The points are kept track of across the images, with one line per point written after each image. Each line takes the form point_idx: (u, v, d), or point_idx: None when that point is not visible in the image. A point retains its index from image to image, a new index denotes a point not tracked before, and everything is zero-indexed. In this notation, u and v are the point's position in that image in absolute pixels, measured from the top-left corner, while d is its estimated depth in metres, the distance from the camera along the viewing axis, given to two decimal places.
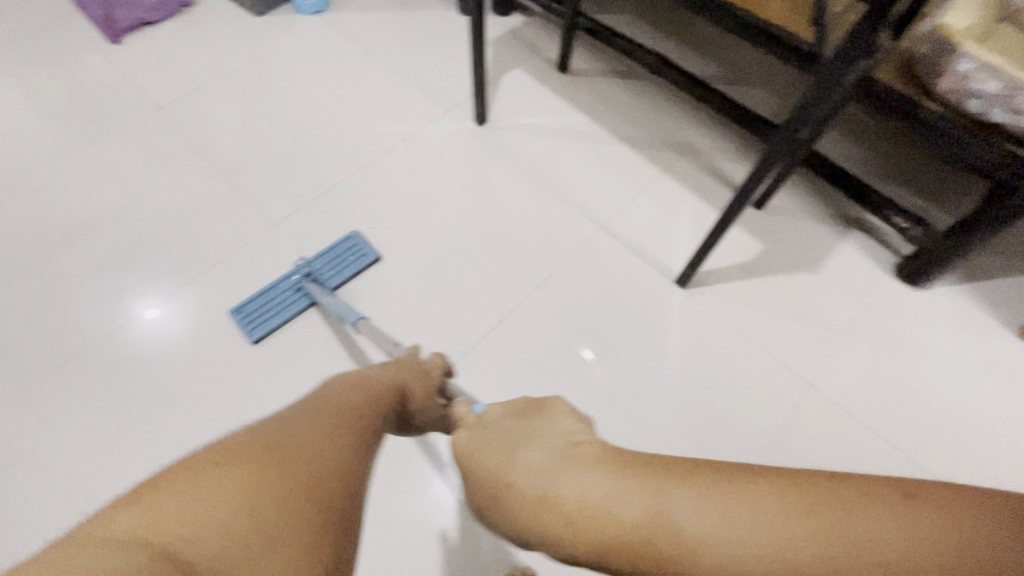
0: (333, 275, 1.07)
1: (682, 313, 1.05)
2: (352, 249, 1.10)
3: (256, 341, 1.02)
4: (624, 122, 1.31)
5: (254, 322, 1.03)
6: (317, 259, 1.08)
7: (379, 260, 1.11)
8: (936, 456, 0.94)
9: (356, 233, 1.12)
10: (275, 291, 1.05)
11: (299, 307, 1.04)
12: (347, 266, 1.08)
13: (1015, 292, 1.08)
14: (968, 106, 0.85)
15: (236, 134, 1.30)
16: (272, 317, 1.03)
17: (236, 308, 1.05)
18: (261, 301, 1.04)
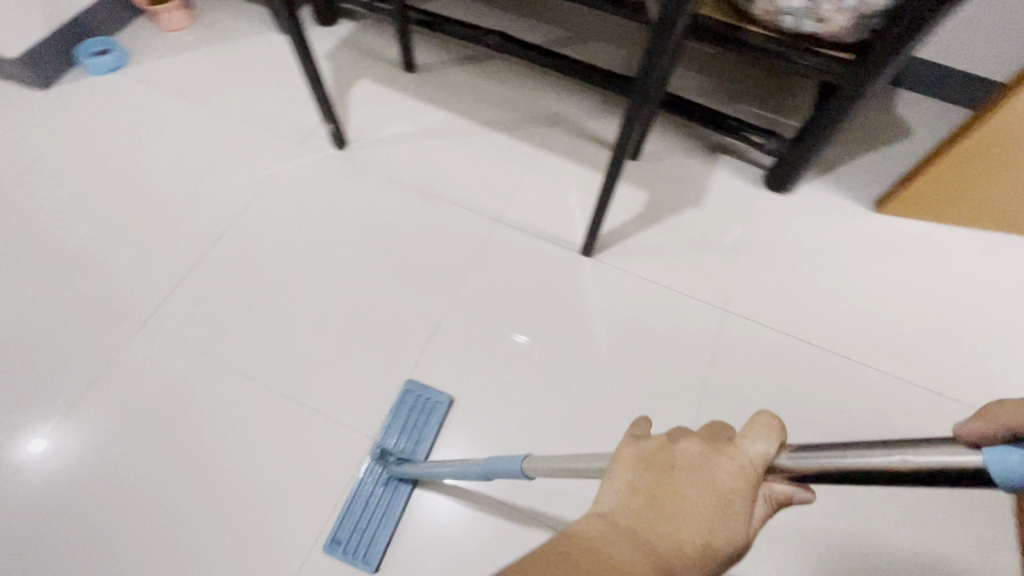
0: (414, 444, 0.91)
1: (596, 280, 1.06)
2: (421, 405, 0.94)
3: (377, 567, 0.83)
4: (486, 106, 1.28)
5: (360, 549, 0.84)
6: (387, 434, 0.92)
7: (453, 401, 0.95)
8: (845, 336, 1.03)
9: (409, 381, 0.96)
10: (362, 502, 0.87)
11: (400, 506, 0.86)
12: (429, 424, 0.92)
13: (860, 172, 1.21)
14: (783, 23, 0.92)
15: (62, 231, 1.11)
16: (383, 523, 0.85)
17: (330, 542, 0.84)
18: (357, 517, 0.86)
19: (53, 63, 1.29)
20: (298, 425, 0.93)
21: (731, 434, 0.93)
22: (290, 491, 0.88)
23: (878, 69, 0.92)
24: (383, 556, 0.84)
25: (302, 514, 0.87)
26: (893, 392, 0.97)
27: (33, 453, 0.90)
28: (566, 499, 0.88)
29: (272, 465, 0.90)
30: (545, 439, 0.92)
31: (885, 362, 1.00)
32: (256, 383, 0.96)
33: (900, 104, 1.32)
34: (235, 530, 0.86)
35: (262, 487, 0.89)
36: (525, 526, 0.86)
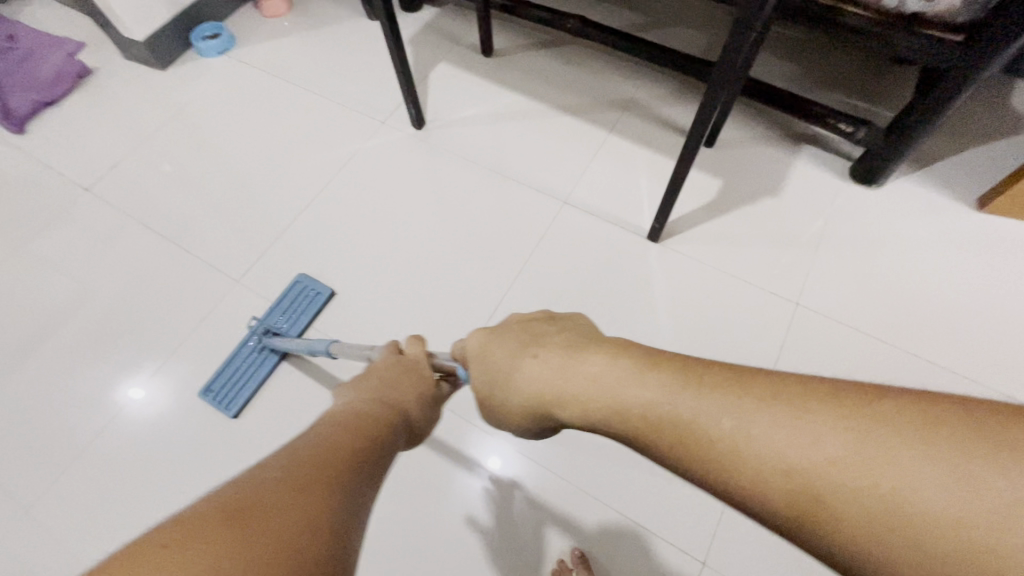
0: (293, 323, 1.04)
1: (662, 266, 1.06)
2: (304, 292, 1.07)
3: (236, 414, 0.99)
4: (560, 91, 1.30)
5: (224, 399, 0.99)
6: (271, 314, 1.05)
7: (335, 294, 1.09)
8: (928, 340, 0.97)
9: (302, 275, 1.10)
10: (240, 360, 1.02)
11: (268, 367, 1.01)
12: (307, 311, 1.06)
13: (963, 167, 1.12)
14: (885, 3, 0.87)
15: (174, 195, 1.25)
16: (253, 375, 1.01)
17: (203, 390, 1.01)
18: (227, 375, 1.01)
19: (172, 45, 1.43)
20: None
21: None
22: None
23: (992, 54, 0.85)
24: (243, 406, 1.00)
25: None
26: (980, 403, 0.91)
27: (135, 396, 1.02)
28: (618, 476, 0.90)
29: None
30: None
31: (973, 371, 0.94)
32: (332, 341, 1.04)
33: (1016, 94, 1.20)
34: None
35: None
36: (576, 500, 0.90)
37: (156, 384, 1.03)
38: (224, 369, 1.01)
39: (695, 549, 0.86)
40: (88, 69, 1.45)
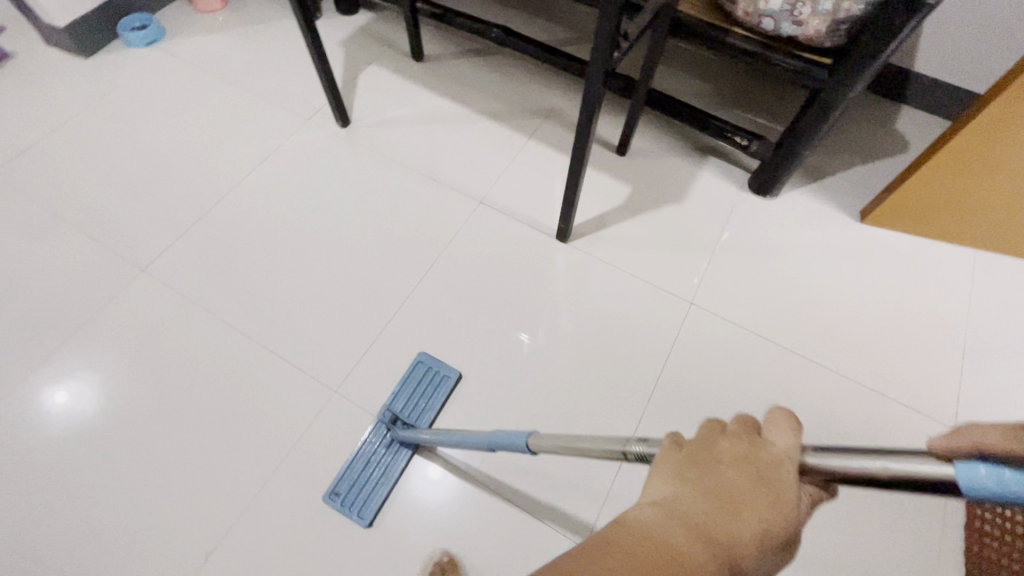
0: (420, 413, 0.95)
1: (569, 265, 1.10)
2: (432, 375, 0.98)
3: (369, 524, 0.86)
4: (485, 97, 1.34)
5: (357, 505, 0.87)
6: (394, 401, 0.95)
7: (461, 377, 0.99)
8: (810, 339, 1.04)
9: (424, 354, 1.00)
10: (364, 460, 0.91)
11: (405, 461, 0.91)
12: (438, 393, 0.96)
13: (849, 182, 1.22)
14: (764, 26, 0.95)
15: (86, 183, 1.22)
16: (399, 459, 0.91)
17: (329, 493, 0.88)
18: (355, 474, 0.89)
19: (97, 34, 1.41)
20: (270, 373, 0.99)
21: (682, 420, 0.95)
22: (254, 432, 0.94)
23: (854, 77, 0.93)
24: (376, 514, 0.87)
25: (262, 453, 0.92)
26: (850, 397, 0.98)
27: (57, 401, 0.97)
28: (513, 466, 0.92)
29: (241, 408, 0.96)
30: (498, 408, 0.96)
31: (848, 368, 1.01)
32: (237, 332, 1.03)
33: (899, 119, 1.32)
34: (199, 462, 0.92)
35: (229, 426, 0.95)
36: (470, 491, 0.90)
37: (79, 385, 0.99)
38: (346, 469, 0.90)
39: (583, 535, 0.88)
40: (5, 54, 1.41)
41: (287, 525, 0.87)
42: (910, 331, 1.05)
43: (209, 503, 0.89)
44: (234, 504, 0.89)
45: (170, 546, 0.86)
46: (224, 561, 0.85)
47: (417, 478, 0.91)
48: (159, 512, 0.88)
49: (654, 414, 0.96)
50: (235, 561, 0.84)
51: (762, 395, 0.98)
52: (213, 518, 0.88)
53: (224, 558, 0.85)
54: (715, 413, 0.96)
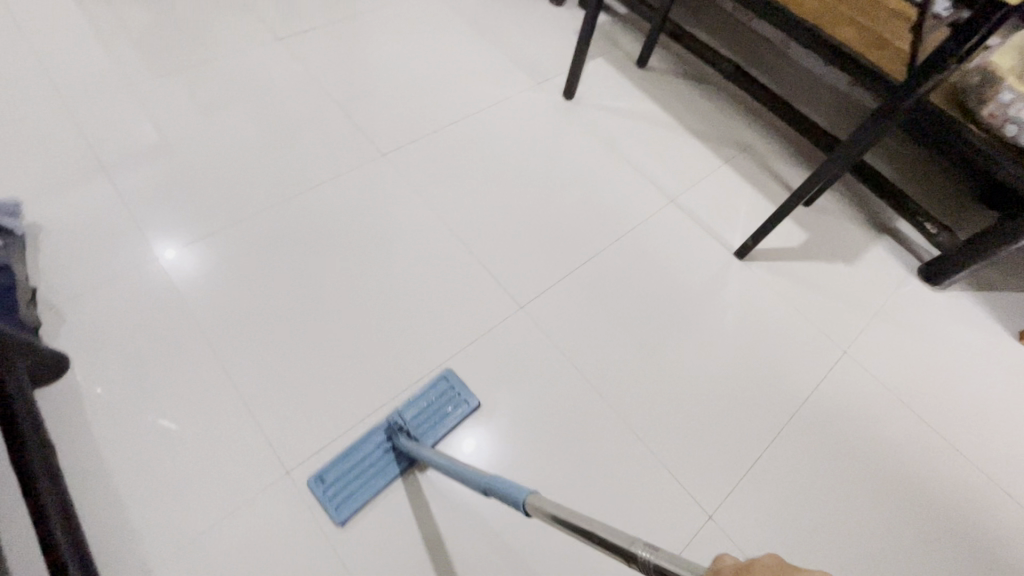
0: (429, 430, 0.93)
1: (740, 279, 1.19)
2: (450, 396, 0.97)
3: (342, 523, 0.86)
4: (694, 116, 1.47)
5: (337, 499, 0.86)
6: (407, 409, 0.94)
7: (478, 407, 0.97)
8: (950, 423, 1.08)
9: (449, 371, 1.00)
10: (344, 466, 0.89)
11: (391, 475, 0.90)
12: (447, 419, 0.95)
13: (1012, 302, 1.27)
14: (1005, 131, 1.03)
15: (349, 70, 1.39)
16: (385, 472, 0.90)
17: (316, 477, 0.88)
18: (350, 467, 0.89)
19: None
20: (465, 273, 1.12)
21: (815, 447, 1.02)
22: (442, 316, 1.07)
23: None
24: (352, 516, 0.86)
25: (448, 335, 1.05)
26: (976, 487, 1.02)
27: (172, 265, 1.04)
28: (656, 427, 1.00)
29: (435, 293, 1.09)
30: (652, 374, 1.05)
31: (981, 462, 1.04)
32: (446, 231, 1.17)
33: None
34: (393, 321, 1.05)
35: (423, 303, 1.08)
36: (614, 433, 0.98)
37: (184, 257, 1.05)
38: (347, 455, 0.90)
39: (705, 504, 0.94)
40: None
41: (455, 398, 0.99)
42: None
43: (396, 357, 1.01)
44: (416, 366, 1.01)
45: (355, 378, 0.98)
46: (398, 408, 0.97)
47: (571, 405, 1.00)
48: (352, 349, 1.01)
49: (791, 432, 1.02)
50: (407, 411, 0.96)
51: (893, 454, 1.03)
52: (396, 373, 0.99)
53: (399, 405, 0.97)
54: (846, 451, 1.02)
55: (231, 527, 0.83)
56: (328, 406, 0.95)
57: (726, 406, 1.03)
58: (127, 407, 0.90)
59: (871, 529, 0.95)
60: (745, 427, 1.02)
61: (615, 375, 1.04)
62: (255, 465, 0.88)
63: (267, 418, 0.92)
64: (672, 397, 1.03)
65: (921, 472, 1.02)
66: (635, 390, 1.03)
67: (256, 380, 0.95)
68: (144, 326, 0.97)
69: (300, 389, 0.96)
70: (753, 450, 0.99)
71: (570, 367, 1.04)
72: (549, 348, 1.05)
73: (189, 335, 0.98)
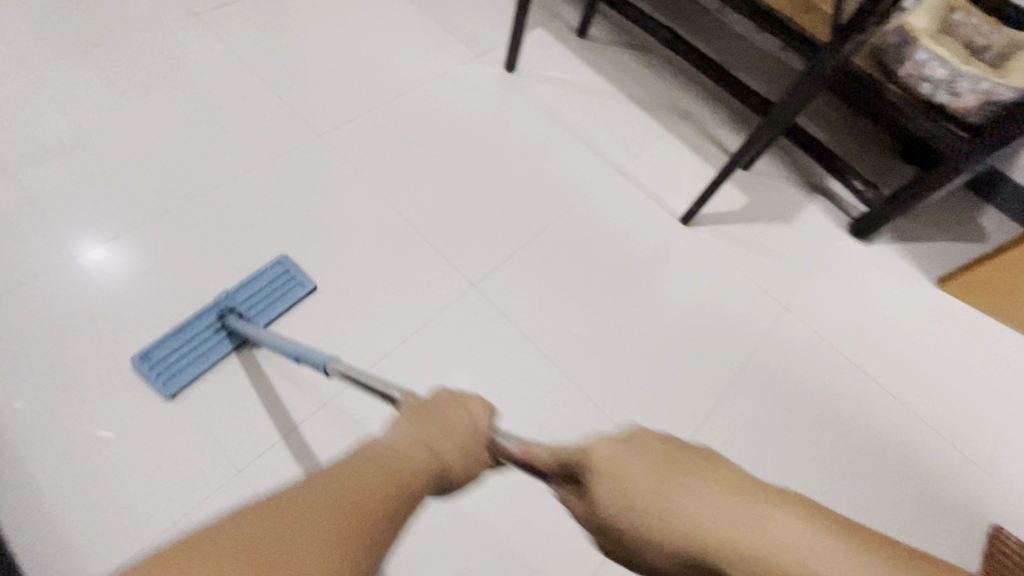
0: (260, 313, 0.97)
1: (685, 244, 1.22)
2: (285, 279, 1.00)
3: (172, 396, 0.88)
4: (634, 84, 1.47)
5: (162, 373, 0.88)
6: (237, 293, 0.97)
7: (316, 290, 1.02)
8: (880, 367, 1.16)
9: (284, 258, 1.03)
10: (184, 338, 0.91)
11: (225, 350, 0.92)
12: (282, 302, 0.99)
13: (932, 252, 1.36)
14: (920, 89, 1.10)
15: (277, 46, 1.31)
16: (215, 349, 0.91)
17: (141, 355, 0.89)
18: (181, 347, 0.91)
19: None
20: (413, 253, 1.09)
21: (760, 399, 1.07)
22: (392, 298, 1.04)
23: (985, 152, 1.05)
24: (183, 389, 0.89)
25: (398, 318, 1.02)
26: (904, 424, 1.10)
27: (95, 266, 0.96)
28: (611, 393, 1.02)
29: (383, 276, 1.06)
30: (605, 342, 1.07)
31: (907, 400, 1.13)
32: (390, 212, 1.13)
33: (983, 215, 1.47)
34: (340, 308, 1.01)
35: (372, 288, 1.05)
36: (571, 403, 1.00)
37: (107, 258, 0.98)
38: (174, 333, 0.91)
39: None
40: None
41: (409, 381, 0.97)
42: (966, 386, 1.17)
43: (346, 345, 0.99)
44: (367, 352, 0.98)
45: (304, 368, 0.95)
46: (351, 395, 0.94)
47: (527, 379, 1.01)
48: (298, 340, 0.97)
49: (737, 387, 1.07)
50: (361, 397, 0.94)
51: (831, 401, 1.10)
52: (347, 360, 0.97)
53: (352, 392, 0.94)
54: (789, 401, 1.08)
55: (184, 534, 0.80)
56: (277, 400, 0.91)
57: (676, 367, 1.07)
58: (52, 419, 0.83)
59: (812, 470, 1.02)
60: (695, 386, 1.06)
61: (569, 346, 1.05)
62: (202, 466, 0.84)
63: (211, 417, 0.88)
64: (625, 362, 1.06)
65: (855, 415, 1.09)
66: (589, 359, 1.05)
67: (196, 379, 0.91)
68: (63, 331, 0.90)
69: (247, 385, 0.92)
70: (703, 407, 1.04)
71: (525, 341, 1.04)
72: (503, 324, 1.05)
73: (119, 339, 0.91)
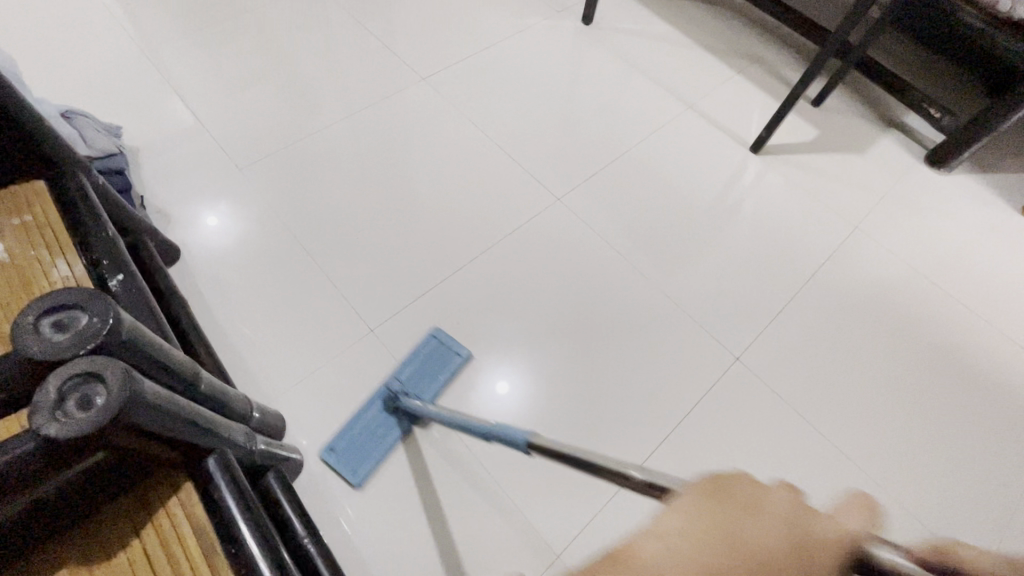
0: (423, 389, 0.98)
1: (756, 170, 1.31)
2: (445, 350, 1.02)
3: (359, 485, 0.90)
4: (704, 32, 1.56)
5: (350, 464, 0.90)
6: (404, 371, 0.98)
7: (471, 358, 1.03)
8: (955, 284, 1.19)
9: (437, 330, 1.04)
10: (362, 424, 0.94)
11: (396, 437, 0.93)
12: (444, 371, 1.00)
13: (1012, 181, 1.36)
14: (1000, 6, 1.08)
15: (384, 10, 1.52)
16: (388, 432, 0.94)
17: (325, 448, 0.92)
18: (350, 439, 0.92)
19: None
20: (506, 174, 1.26)
21: (830, 305, 1.14)
22: (490, 210, 1.20)
23: None
24: (368, 477, 0.91)
25: (494, 226, 1.19)
26: (979, 335, 1.13)
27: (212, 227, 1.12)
28: (684, 293, 1.13)
29: (480, 192, 1.23)
30: (677, 252, 1.18)
31: (982, 312, 1.16)
32: (486, 142, 1.30)
33: None
34: (446, 216, 1.19)
35: (472, 200, 1.22)
36: (647, 299, 1.12)
37: (225, 224, 1.13)
38: (348, 425, 0.93)
39: (731, 350, 1.07)
40: None
41: (506, 274, 1.13)
42: None
43: (453, 245, 1.16)
44: (470, 251, 1.15)
45: (418, 262, 1.13)
46: (458, 283, 1.11)
47: (607, 278, 1.14)
48: (411, 240, 1.15)
49: (807, 293, 1.15)
50: (467, 285, 1.11)
51: (903, 310, 1.15)
52: (453, 256, 1.14)
53: (458, 282, 1.11)
54: (859, 308, 1.14)
55: (330, 379, 0.99)
56: (398, 285, 1.10)
57: (745, 274, 1.16)
58: (229, 290, 1.06)
59: (882, 369, 1.08)
60: (763, 290, 1.14)
61: (645, 253, 1.17)
62: (341, 330, 1.04)
63: (348, 295, 1.08)
64: (696, 269, 1.16)
65: (928, 324, 1.14)
66: (664, 265, 1.16)
67: (334, 266, 1.11)
68: (233, 227, 1.13)
69: (374, 274, 1.11)
70: (773, 309, 1.12)
71: (603, 248, 1.17)
72: (585, 233, 1.19)
73: (275, 235, 1.13)
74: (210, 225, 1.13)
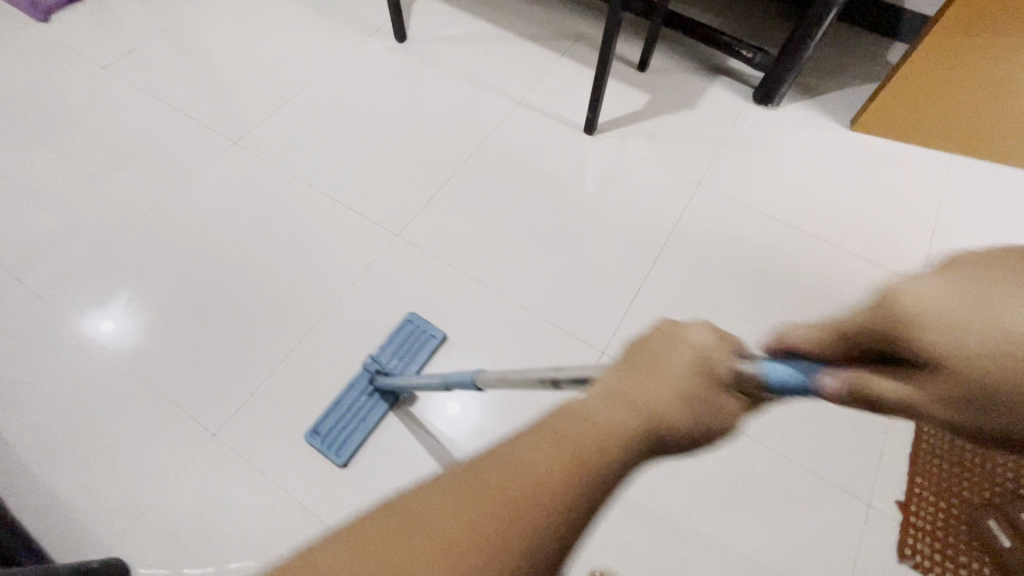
0: (405, 364, 1.01)
1: (595, 151, 1.29)
2: (419, 332, 1.04)
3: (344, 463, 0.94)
4: (522, 22, 1.53)
5: (335, 444, 0.94)
6: (384, 353, 1.02)
7: (445, 338, 1.05)
8: (800, 216, 1.21)
9: (413, 313, 1.07)
10: (346, 408, 0.97)
11: (380, 412, 0.97)
12: (422, 350, 1.03)
13: (837, 99, 1.40)
14: None
15: (183, 77, 1.41)
16: (375, 408, 0.97)
17: (311, 431, 0.95)
18: (338, 416, 0.96)
19: None
20: (341, 222, 1.19)
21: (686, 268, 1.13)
22: (329, 265, 1.13)
23: None
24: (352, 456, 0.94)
25: (338, 281, 1.12)
26: (831, 260, 1.16)
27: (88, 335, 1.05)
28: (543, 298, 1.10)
29: (316, 248, 1.16)
30: (530, 257, 1.14)
31: (830, 236, 1.19)
32: (315, 193, 1.23)
33: (887, 52, 1.49)
34: (285, 284, 1.12)
35: (310, 259, 1.14)
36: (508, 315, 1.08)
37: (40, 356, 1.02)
38: (330, 408, 0.97)
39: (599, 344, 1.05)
40: None
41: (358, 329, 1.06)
42: (886, 214, 1.22)
43: (296, 314, 1.08)
44: (315, 315, 1.08)
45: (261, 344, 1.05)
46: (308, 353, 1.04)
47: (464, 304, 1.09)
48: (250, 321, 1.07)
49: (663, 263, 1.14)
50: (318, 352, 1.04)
51: (758, 255, 1.16)
52: (298, 325, 1.07)
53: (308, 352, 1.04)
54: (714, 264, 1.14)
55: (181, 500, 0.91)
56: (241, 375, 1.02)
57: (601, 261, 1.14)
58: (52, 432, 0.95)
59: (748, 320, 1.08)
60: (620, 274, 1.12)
61: (499, 266, 1.13)
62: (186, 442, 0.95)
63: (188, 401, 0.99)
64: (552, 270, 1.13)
65: (781, 262, 1.15)
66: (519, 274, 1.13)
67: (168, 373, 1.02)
68: (46, 360, 1.02)
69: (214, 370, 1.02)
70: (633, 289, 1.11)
71: (455, 273, 1.13)
72: (434, 263, 1.14)
73: (96, 356, 1.03)
74: (18, 365, 1.01)
